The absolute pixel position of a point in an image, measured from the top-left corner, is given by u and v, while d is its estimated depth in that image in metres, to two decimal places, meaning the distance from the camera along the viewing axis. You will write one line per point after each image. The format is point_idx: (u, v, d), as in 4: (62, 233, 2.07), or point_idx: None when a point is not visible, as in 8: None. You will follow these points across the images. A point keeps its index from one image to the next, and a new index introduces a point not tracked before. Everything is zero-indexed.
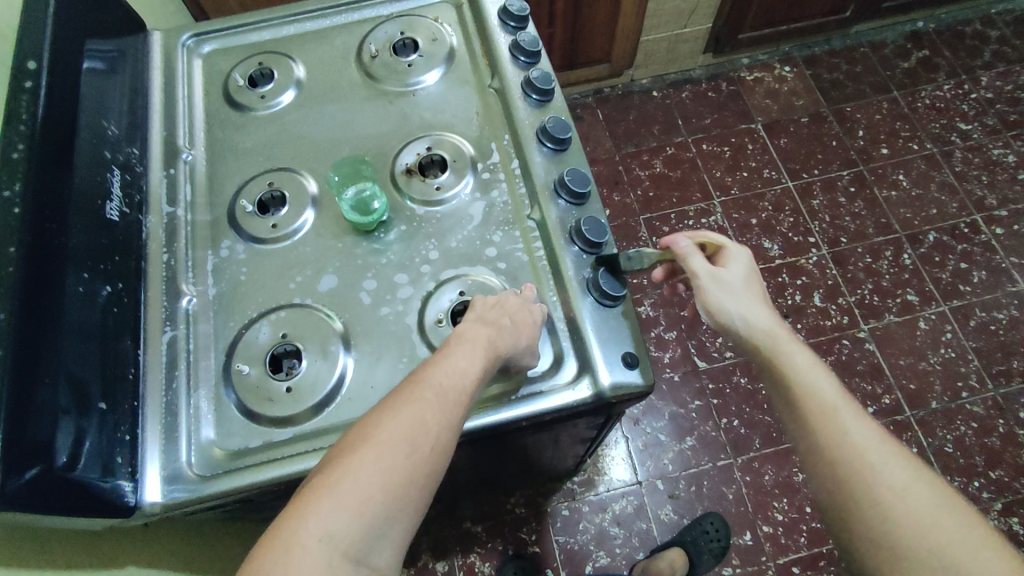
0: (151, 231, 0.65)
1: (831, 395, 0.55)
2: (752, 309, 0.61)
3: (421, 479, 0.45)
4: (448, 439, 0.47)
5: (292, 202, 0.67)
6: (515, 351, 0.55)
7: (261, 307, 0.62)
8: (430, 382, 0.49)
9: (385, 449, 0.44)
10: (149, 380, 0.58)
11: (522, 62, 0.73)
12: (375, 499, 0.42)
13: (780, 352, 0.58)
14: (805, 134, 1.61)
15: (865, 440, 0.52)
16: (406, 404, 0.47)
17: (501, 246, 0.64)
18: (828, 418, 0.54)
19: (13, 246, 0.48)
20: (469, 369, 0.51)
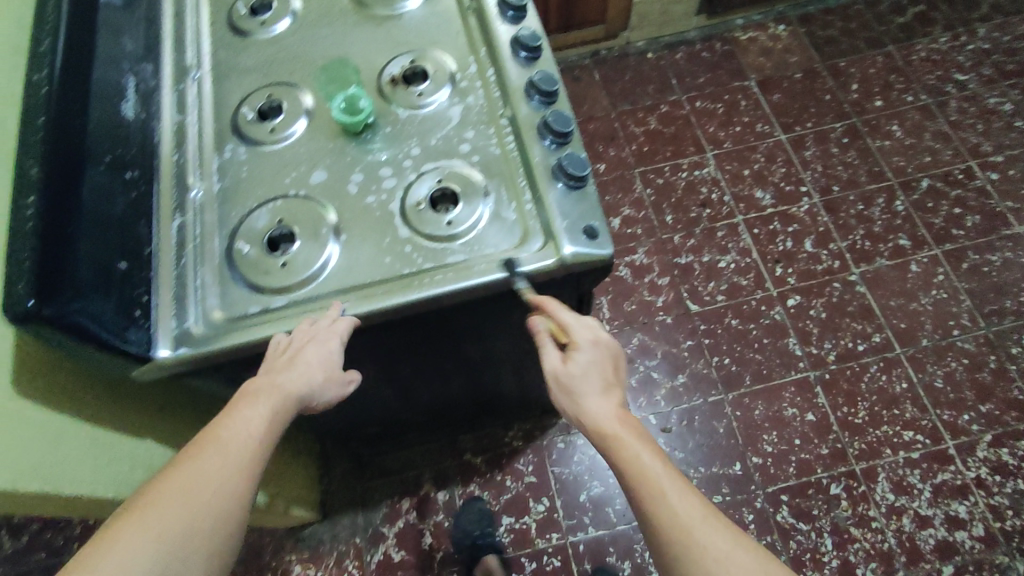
0: (164, 135, 0.72)
1: (659, 479, 0.57)
2: (595, 399, 0.61)
3: (204, 521, 0.51)
4: (234, 479, 0.53)
5: (288, 111, 0.74)
6: (322, 389, 0.60)
7: (261, 198, 0.69)
8: (214, 436, 0.55)
9: (161, 505, 0.50)
10: (160, 256, 0.64)
11: None
12: (149, 557, 0.48)
13: (624, 447, 0.58)
14: (798, 89, 1.64)
15: (691, 514, 0.55)
16: (186, 460, 0.53)
17: (475, 143, 0.70)
18: (663, 500, 0.55)
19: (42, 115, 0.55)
20: (257, 421, 0.56)
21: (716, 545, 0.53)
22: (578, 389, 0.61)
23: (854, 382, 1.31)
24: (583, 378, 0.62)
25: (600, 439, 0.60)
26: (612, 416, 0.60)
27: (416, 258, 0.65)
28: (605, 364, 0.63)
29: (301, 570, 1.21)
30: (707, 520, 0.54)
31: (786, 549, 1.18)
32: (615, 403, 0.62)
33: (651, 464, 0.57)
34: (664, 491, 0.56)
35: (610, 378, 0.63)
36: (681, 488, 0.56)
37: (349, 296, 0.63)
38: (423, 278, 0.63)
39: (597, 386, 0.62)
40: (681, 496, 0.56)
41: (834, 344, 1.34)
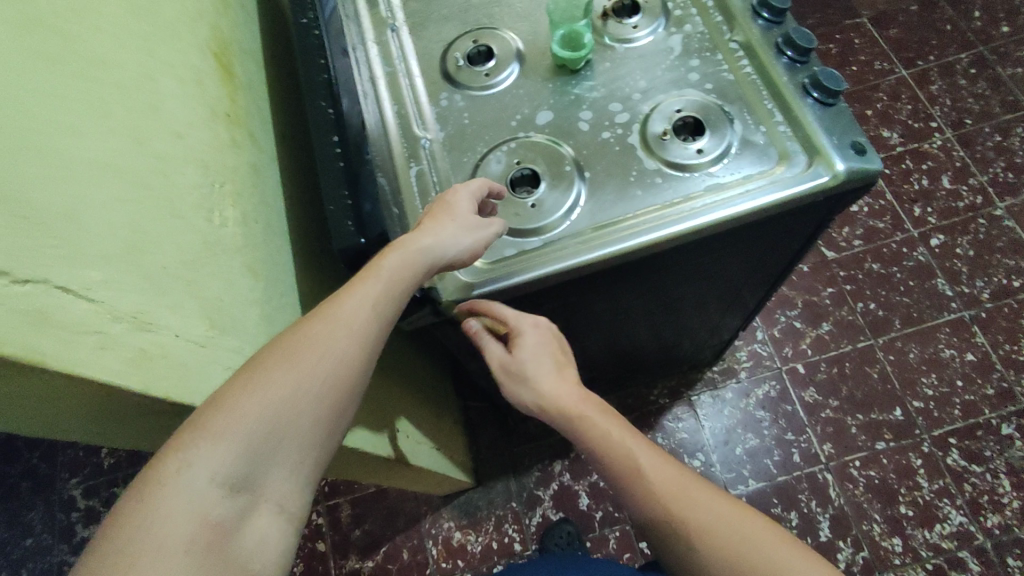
0: (380, 87, 0.71)
1: (628, 452, 0.52)
2: (547, 379, 0.56)
3: (313, 396, 0.41)
4: (352, 356, 0.44)
5: (498, 55, 0.72)
6: (454, 235, 0.54)
7: (490, 143, 0.67)
8: (326, 308, 0.45)
9: (270, 371, 0.40)
10: (407, 205, 0.63)
11: None
12: (251, 424, 0.38)
13: (589, 423, 0.54)
14: (915, 22, 1.56)
15: (671, 488, 0.50)
16: (298, 326, 0.43)
17: (703, 70, 0.67)
18: (641, 479, 0.50)
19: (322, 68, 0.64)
20: (371, 296, 0.47)
21: (704, 518, 0.48)
22: (530, 371, 0.56)
23: (1014, 319, 1.25)
24: (532, 365, 0.56)
25: (560, 422, 0.55)
26: (570, 395, 0.55)
27: (670, 190, 0.62)
28: (552, 343, 0.58)
29: (462, 536, 1.22)
30: (691, 492, 0.49)
31: (960, 492, 1.14)
32: (567, 382, 0.56)
33: (617, 443, 0.52)
34: (634, 469, 0.51)
35: (562, 358, 0.58)
36: (655, 463, 0.51)
37: (610, 232, 0.61)
38: (684, 209, 0.61)
39: (549, 370, 0.56)
40: (660, 465, 0.51)
41: (987, 282, 1.29)
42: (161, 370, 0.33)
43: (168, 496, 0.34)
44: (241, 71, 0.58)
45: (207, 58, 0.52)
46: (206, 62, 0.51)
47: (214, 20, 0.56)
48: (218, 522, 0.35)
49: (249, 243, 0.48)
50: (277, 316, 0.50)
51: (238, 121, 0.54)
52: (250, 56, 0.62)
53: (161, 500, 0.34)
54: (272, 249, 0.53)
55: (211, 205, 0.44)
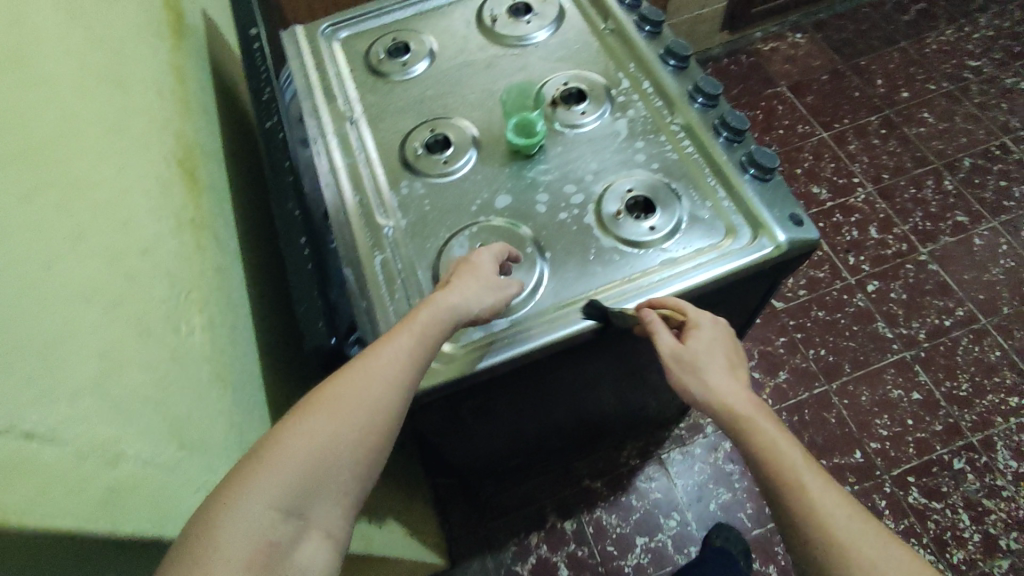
0: (341, 179, 0.72)
1: (797, 465, 0.51)
2: (724, 375, 0.56)
3: (351, 441, 0.44)
4: (391, 399, 0.48)
5: (455, 143, 0.75)
6: (478, 294, 0.58)
7: (452, 228, 0.69)
8: (362, 360, 0.49)
9: (313, 419, 0.44)
10: (373, 294, 0.64)
11: (626, 4, 0.83)
12: (297, 464, 0.41)
13: (754, 426, 0.53)
14: (828, 90, 1.73)
15: (826, 502, 0.48)
16: (336, 378, 0.47)
17: (649, 151, 0.72)
18: (795, 482, 0.50)
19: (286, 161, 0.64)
20: (404, 349, 0.51)
21: (867, 547, 0.45)
22: (712, 364, 0.57)
23: (950, 357, 1.33)
24: (707, 359, 0.57)
25: (728, 415, 0.55)
26: (744, 394, 0.56)
27: (627, 266, 0.65)
28: (727, 345, 0.59)
29: None
30: (854, 520, 0.47)
31: (926, 531, 1.17)
32: (742, 386, 0.56)
33: (783, 445, 0.52)
34: (792, 472, 0.50)
35: (733, 360, 0.59)
36: (813, 474, 0.50)
37: (576, 308, 0.63)
38: (644, 282, 0.64)
39: (721, 370, 0.57)
40: (826, 488, 0.49)
41: (922, 323, 1.38)
42: (131, 506, 0.32)
43: (229, 519, 0.37)
44: (204, 173, 0.59)
45: (170, 165, 0.52)
46: (170, 169, 0.52)
47: (177, 125, 0.57)
48: (268, 549, 0.38)
49: (216, 350, 0.48)
50: (245, 423, 0.49)
51: (202, 225, 0.54)
52: (211, 157, 0.63)
53: (223, 527, 0.36)
54: (238, 352, 0.52)
55: (176, 316, 0.44)
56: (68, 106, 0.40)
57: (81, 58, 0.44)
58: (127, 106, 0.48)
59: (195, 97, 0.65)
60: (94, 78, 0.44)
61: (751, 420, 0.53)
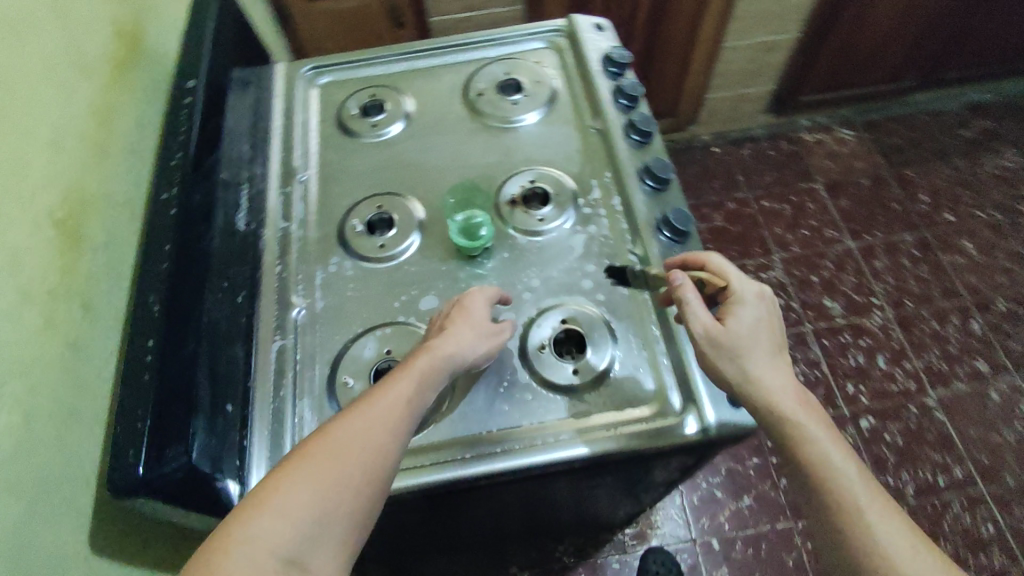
0: (267, 243, 0.67)
1: (853, 487, 0.47)
2: (810, 419, 0.50)
3: (354, 487, 0.43)
4: (386, 442, 0.46)
5: (399, 225, 0.70)
6: (471, 341, 0.55)
7: (366, 323, 0.64)
8: (369, 400, 0.47)
9: (313, 463, 0.43)
10: (258, 386, 0.59)
11: (621, 104, 0.75)
12: (298, 511, 0.40)
13: (807, 436, 0.49)
14: (865, 197, 1.62)
15: (917, 568, 0.43)
16: (340, 420, 0.46)
17: (599, 279, 0.65)
18: (884, 546, 0.44)
19: (171, 215, 0.53)
20: (404, 392, 0.49)
21: None
22: (795, 408, 0.50)
23: (936, 520, 1.21)
24: (749, 341, 0.53)
25: (810, 465, 0.48)
26: (828, 434, 0.50)
27: (536, 410, 0.59)
28: (771, 326, 0.55)
29: None
30: (919, 556, 0.44)
31: None
32: (827, 426, 0.50)
33: (866, 496, 0.46)
34: (877, 532, 0.45)
35: (780, 344, 0.54)
36: (901, 532, 0.45)
37: (464, 448, 0.57)
38: (546, 436, 0.57)
39: (769, 360, 0.52)
40: (887, 518, 0.46)
41: (912, 475, 1.26)
42: None
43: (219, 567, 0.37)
44: (96, 230, 0.55)
45: (41, 229, 0.48)
46: (37, 235, 0.48)
47: (73, 178, 0.53)
48: None
49: (20, 452, 0.43)
50: (43, 536, 0.44)
51: (65, 295, 0.50)
52: (120, 207, 0.59)
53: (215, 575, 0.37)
54: (64, 445, 0.47)
55: None
56: None
57: None
58: None
59: (122, 139, 0.61)
60: None
61: (803, 428, 0.49)
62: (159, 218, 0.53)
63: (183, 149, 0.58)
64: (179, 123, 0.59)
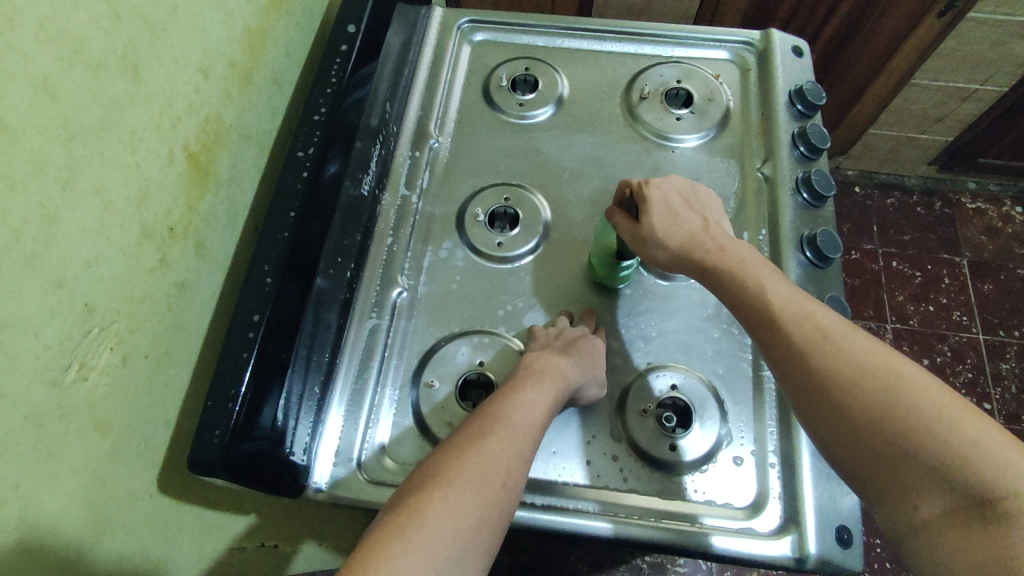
0: (385, 209, 0.64)
1: (841, 357, 0.44)
2: (846, 347, 0.45)
3: (493, 516, 0.42)
4: (521, 462, 0.46)
5: (523, 224, 0.64)
6: (587, 373, 0.53)
7: (464, 323, 0.60)
8: (501, 421, 0.47)
9: (459, 490, 0.42)
10: (345, 361, 0.56)
11: (800, 152, 0.66)
12: (447, 538, 0.39)
13: (786, 327, 0.47)
14: (1015, 288, 1.42)
15: (1005, 455, 0.37)
16: (477, 445, 0.45)
17: (720, 348, 0.58)
18: (965, 454, 0.38)
19: (305, 172, 0.51)
20: (537, 415, 0.49)
21: (933, 415, 0.40)
22: (816, 338, 0.46)
23: None
24: (665, 222, 0.55)
25: (853, 399, 0.43)
26: (867, 347, 0.44)
27: (620, 474, 0.53)
28: (683, 194, 0.58)
29: None
30: (921, 391, 0.41)
31: None
32: (871, 346, 0.45)
33: (925, 390, 0.41)
34: (947, 432, 0.39)
35: (699, 211, 0.57)
36: (971, 415, 0.39)
37: (535, 492, 0.53)
38: (625, 506, 0.52)
39: (689, 233, 0.54)
40: (883, 371, 0.43)
41: None
42: None
43: None
44: (223, 164, 0.52)
45: (174, 161, 0.45)
46: (170, 167, 0.45)
47: (215, 109, 0.50)
48: None
49: (113, 393, 0.42)
50: (119, 475, 0.43)
51: (184, 233, 0.47)
52: (251, 141, 0.56)
53: None
54: (154, 386, 0.46)
55: (69, 360, 0.37)
56: (31, 108, 0.33)
57: (94, 38, 0.37)
58: (141, 97, 0.41)
59: (268, 67, 0.58)
60: (101, 65, 0.38)
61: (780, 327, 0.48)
62: (289, 181, 0.51)
63: (327, 105, 0.54)
64: (329, 76, 0.56)
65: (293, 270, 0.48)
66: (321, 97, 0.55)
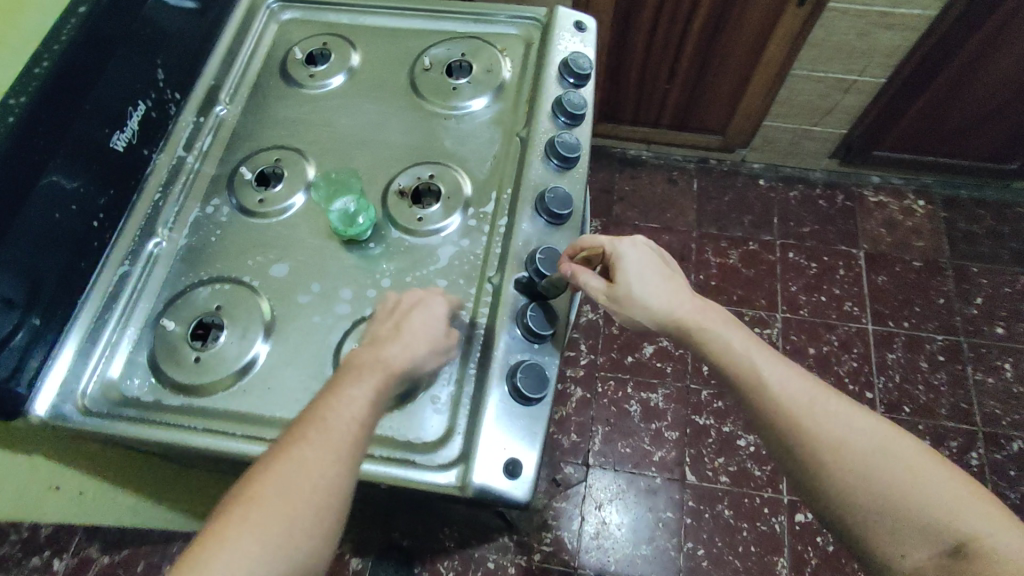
0: (157, 167, 0.68)
1: (813, 425, 0.53)
2: (829, 408, 0.53)
3: (307, 517, 0.47)
4: (337, 462, 0.49)
5: (286, 181, 0.68)
6: (426, 356, 0.55)
7: (214, 273, 0.64)
8: (316, 425, 0.50)
9: (264, 503, 0.47)
10: (88, 302, 0.61)
11: (561, 122, 0.69)
12: (254, 550, 0.45)
13: (768, 397, 0.55)
14: (909, 280, 1.43)
15: (947, 506, 0.47)
16: (290, 452, 0.49)
17: (442, 295, 0.62)
18: (924, 508, 0.48)
19: (13, 116, 0.51)
20: (357, 409, 0.51)
21: (893, 477, 0.49)
22: (794, 410, 0.54)
23: None
24: (636, 283, 0.61)
25: (854, 471, 0.50)
26: (837, 415, 0.53)
27: None
28: (653, 257, 0.63)
29: None
30: (881, 449, 0.50)
31: None
32: (864, 414, 0.53)
33: (883, 447, 0.51)
34: (937, 496, 0.48)
35: (666, 270, 0.63)
36: (920, 466, 0.49)
37: (239, 424, 0.57)
38: None
39: (667, 297, 0.61)
40: (865, 437, 0.51)
41: None
42: None
43: None
44: None
45: None
46: None
47: None
48: None
49: None
50: None
51: None
52: None
53: None
54: None
55: None
56: None
57: None
58: None
59: None
60: None
61: (761, 394, 0.56)
62: None
63: (52, 60, 0.54)
64: (60, 34, 0.54)
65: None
66: (44, 52, 0.54)
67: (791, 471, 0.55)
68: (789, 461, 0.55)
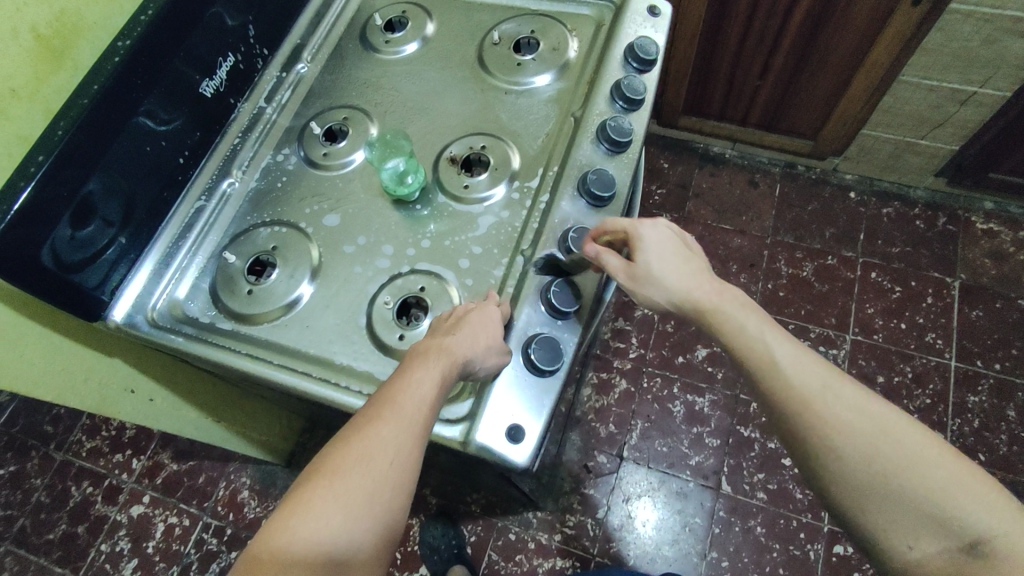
0: (239, 115, 0.74)
1: (829, 410, 0.52)
2: (838, 392, 0.53)
3: (381, 491, 0.49)
4: (408, 442, 0.51)
5: (350, 138, 0.72)
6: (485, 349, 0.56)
7: (274, 216, 0.70)
8: (389, 404, 0.52)
9: (343, 476, 0.49)
10: (167, 229, 0.68)
11: (618, 105, 0.69)
12: (333, 518, 0.47)
13: (785, 381, 0.55)
14: (1009, 319, 1.29)
15: (959, 497, 0.47)
16: (366, 428, 0.51)
17: (475, 261, 0.64)
18: (936, 500, 0.48)
19: (116, 58, 0.57)
20: (427, 393, 0.53)
21: (905, 465, 0.49)
22: (811, 394, 0.53)
23: None
24: (659, 267, 0.60)
25: (860, 454, 0.50)
26: (849, 399, 0.53)
27: (351, 351, 0.62)
28: (672, 239, 0.62)
29: (247, 496, 1.31)
30: (891, 433, 0.51)
31: None
32: (867, 397, 0.53)
33: (898, 434, 0.51)
34: (948, 489, 0.48)
35: (685, 252, 0.62)
36: (934, 455, 0.49)
37: (276, 353, 0.62)
38: (345, 379, 0.61)
39: (685, 279, 0.60)
40: (872, 421, 0.51)
41: None
42: None
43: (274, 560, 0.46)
44: None
45: None
46: None
47: None
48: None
49: None
50: None
51: None
52: None
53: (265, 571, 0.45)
54: None
55: None
56: None
57: None
58: None
59: None
60: None
61: (776, 380, 0.55)
62: (100, 65, 0.56)
63: (155, 10, 0.59)
64: None
65: (87, 132, 0.55)
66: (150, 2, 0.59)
67: (795, 457, 0.55)
68: (797, 448, 0.54)
